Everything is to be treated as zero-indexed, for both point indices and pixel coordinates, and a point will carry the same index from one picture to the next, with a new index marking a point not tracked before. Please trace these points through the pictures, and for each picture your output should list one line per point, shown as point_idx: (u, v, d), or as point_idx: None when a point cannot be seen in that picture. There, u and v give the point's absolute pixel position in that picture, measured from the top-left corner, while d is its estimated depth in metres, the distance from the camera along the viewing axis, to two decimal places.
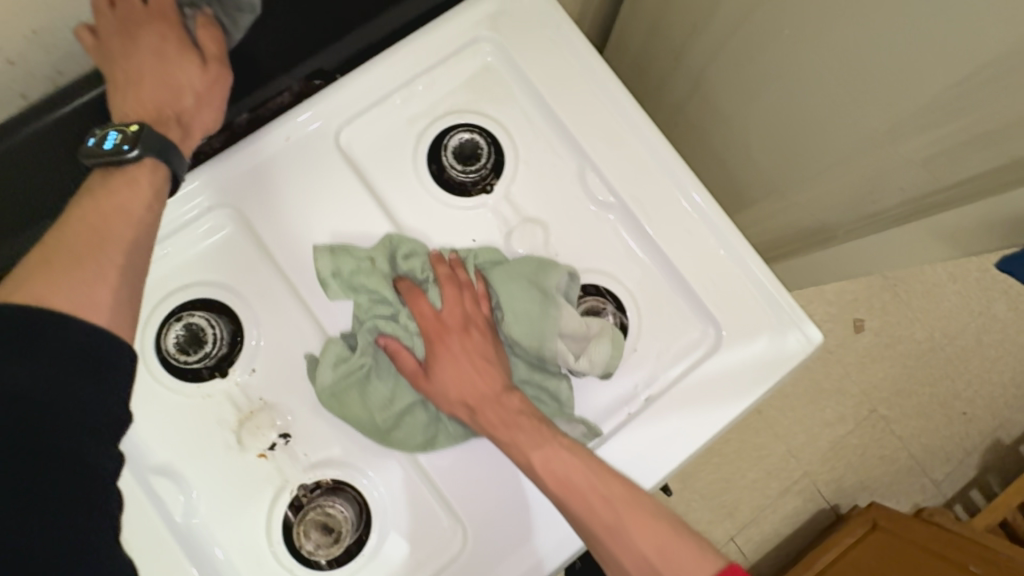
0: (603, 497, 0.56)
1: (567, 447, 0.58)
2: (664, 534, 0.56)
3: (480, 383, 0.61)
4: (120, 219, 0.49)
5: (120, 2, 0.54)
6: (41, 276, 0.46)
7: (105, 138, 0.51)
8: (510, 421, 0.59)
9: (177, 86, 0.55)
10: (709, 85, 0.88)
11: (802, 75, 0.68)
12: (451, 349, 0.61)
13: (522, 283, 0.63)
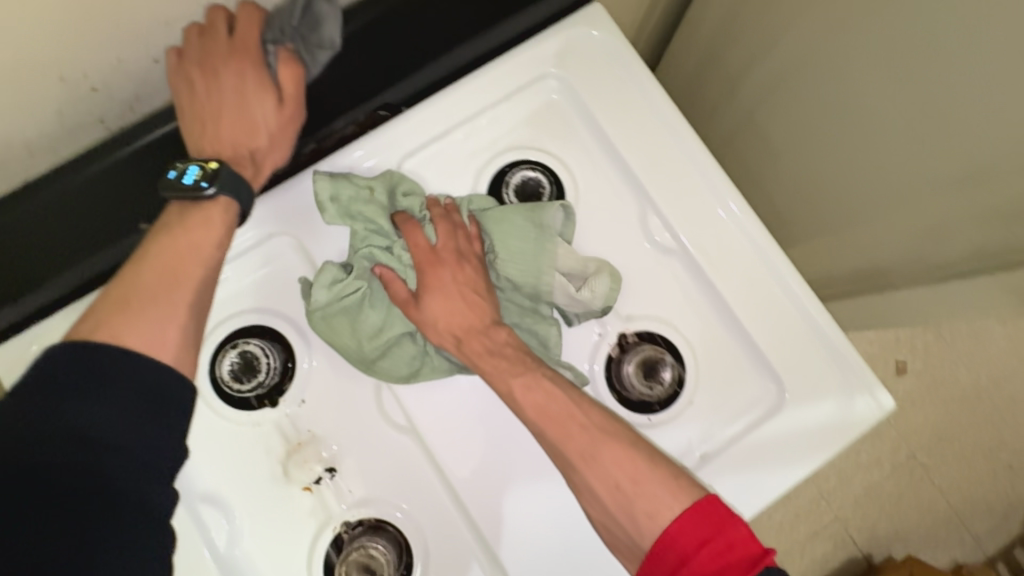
0: (584, 428, 0.55)
1: (549, 377, 0.57)
2: (639, 465, 0.54)
3: (470, 313, 0.59)
4: (192, 257, 0.48)
5: (208, 30, 0.51)
6: (117, 315, 0.45)
7: (185, 171, 0.50)
8: (495, 354, 0.58)
9: (253, 121, 0.52)
10: (762, 119, 0.85)
11: (872, 107, 0.65)
12: (441, 282, 0.59)
13: (521, 219, 0.61)
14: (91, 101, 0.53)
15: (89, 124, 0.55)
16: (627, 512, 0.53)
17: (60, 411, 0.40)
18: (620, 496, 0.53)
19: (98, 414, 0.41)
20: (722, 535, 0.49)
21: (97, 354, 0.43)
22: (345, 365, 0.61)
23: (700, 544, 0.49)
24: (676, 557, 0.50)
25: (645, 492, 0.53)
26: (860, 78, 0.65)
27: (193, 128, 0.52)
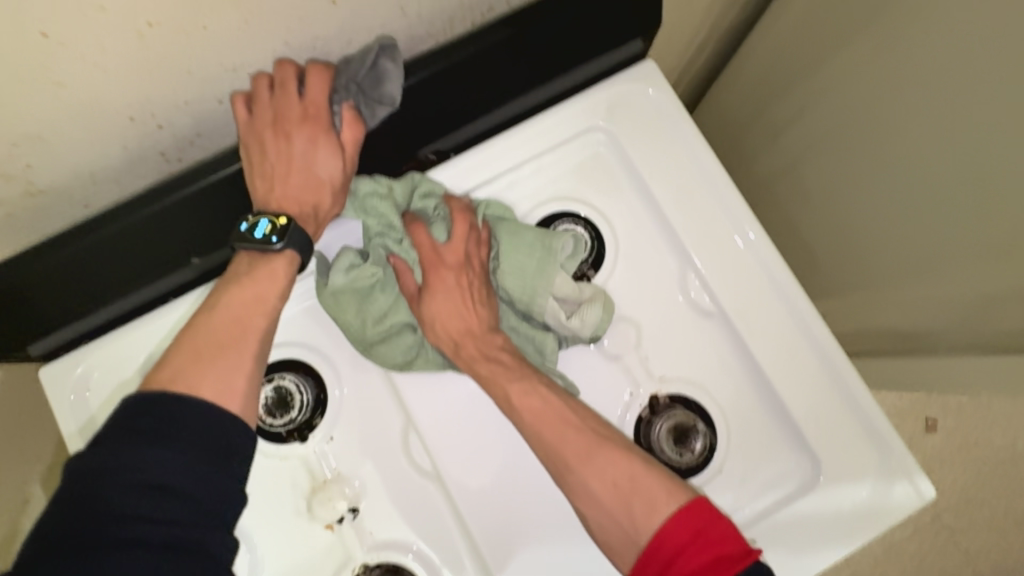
0: (581, 430, 0.56)
1: (545, 387, 0.58)
2: (632, 465, 0.54)
3: (470, 317, 0.60)
4: (260, 309, 0.49)
5: (279, 86, 0.51)
6: (188, 363, 0.46)
7: (256, 225, 0.51)
8: (490, 360, 0.59)
9: (319, 180, 0.53)
10: (804, 171, 0.83)
11: (921, 170, 0.65)
12: (442, 285, 0.59)
13: (528, 236, 0.60)
14: (154, 137, 0.54)
15: (150, 158, 0.56)
16: (626, 508, 0.53)
17: (128, 463, 0.39)
18: (618, 494, 0.53)
19: (164, 460, 0.40)
20: (717, 528, 0.49)
21: (162, 402, 0.42)
22: (375, 404, 0.62)
23: (694, 538, 0.49)
24: (674, 556, 0.49)
25: (643, 493, 0.53)
26: (902, 144, 0.66)
27: (260, 182, 0.53)
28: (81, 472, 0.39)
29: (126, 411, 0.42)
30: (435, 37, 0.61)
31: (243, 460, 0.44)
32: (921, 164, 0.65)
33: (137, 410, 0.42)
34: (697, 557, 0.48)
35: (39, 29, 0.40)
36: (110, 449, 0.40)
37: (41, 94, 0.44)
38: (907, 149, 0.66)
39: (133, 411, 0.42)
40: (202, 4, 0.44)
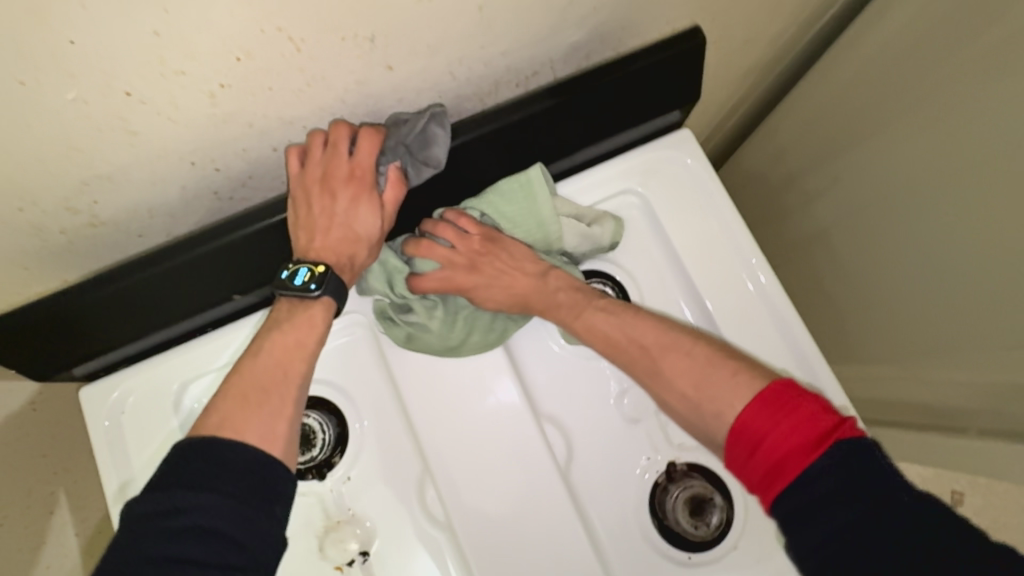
0: (643, 348, 0.59)
1: (607, 311, 0.61)
2: (697, 365, 0.56)
3: (518, 279, 0.63)
4: (298, 354, 0.52)
5: (332, 145, 0.54)
6: (234, 408, 0.48)
7: (296, 272, 0.55)
8: (552, 297, 0.63)
9: (357, 234, 0.57)
10: (842, 238, 0.84)
11: (968, 251, 0.65)
12: (480, 276, 0.63)
13: (511, 192, 0.63)
14: (210, 178, 0.56)
15: (203, 196, 0.58)
16: (697, 413, 0.55)
17: (176, 507, 0.41)
18: (690, 406, 0.55)
19: (208, 504, 0.41)
20: (786, 420, 0.49)
21: (205, 447, 0.44)
22: (394, 449, 0.62)
23: (777, 420, 0.49)
24: (751, 448, 0.50)
25: (717, 373, 0.55)
26: (948, 226, 0.67)
27: (301, 231, 0.56)
28: (134, 516, 0.41)
29: (173, 457, 0.44)
30: (479, 97, 0.63)
31: (282, 502, 0.45)
32: (962, 246, 0.66)
33: (181, 458, 0.44)
34: (775, 451, 0.48)
35: (125, 89, 0.42)
36: (162, 493, 0.42)
37: (116, 142, 0.47)
38: (948, 230, 0.67)
39: (177, 461, 0.44)
40: (270, 69, 0.47)
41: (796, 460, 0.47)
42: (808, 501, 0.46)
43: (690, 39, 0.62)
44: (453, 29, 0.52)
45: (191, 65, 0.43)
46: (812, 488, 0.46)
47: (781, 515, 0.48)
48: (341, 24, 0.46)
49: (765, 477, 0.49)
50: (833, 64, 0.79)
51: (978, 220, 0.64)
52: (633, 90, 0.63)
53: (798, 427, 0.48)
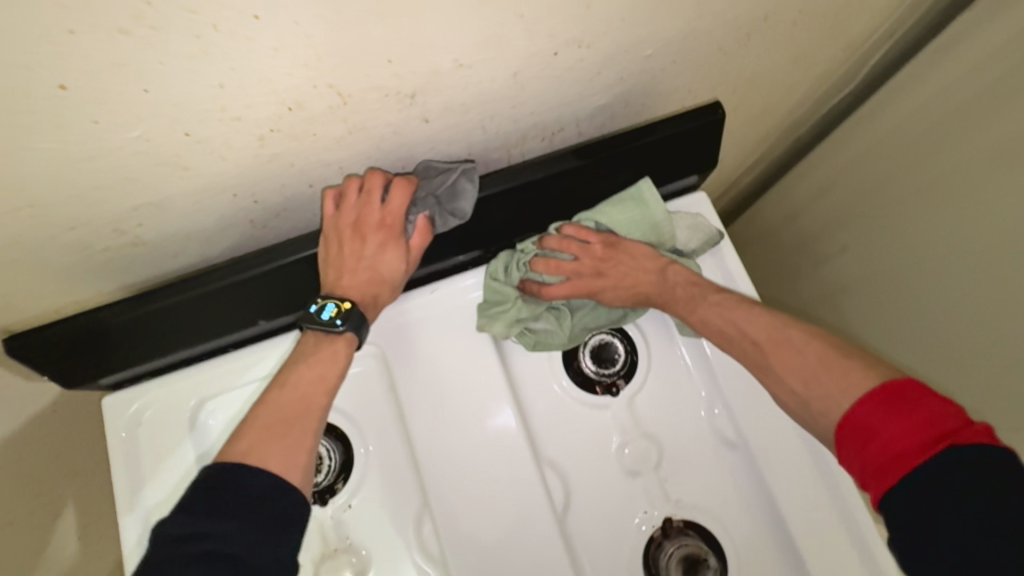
0: (755, 343, 0.59)
1: (718, 305, 0.62)
2: (807, 363, 0.55)
3: (642, 279, 0.66)
4: (320, 388, 0.55)
5: (366, 193, 0.58)
6: (259, 438, 0.51)
7: (323, 307, 0.58)
8: (674, 289, 0.65)
9: (382, 274, 0.61)
10: (854, 302, 0.86)
11: (974, 330, 0.68)
12: (606, 279, 0.66)
13: (625, 206, 0.66)
14: (248, 209, 0.60)
15: (239, 224, 0.61)
16: (803, 405, 0.54)
17: (199, 532, 0.44)
18: (801, 402, 0.54)
19: (230, 529, 0.44)
20: (908, 418, 0.45)
21: (227, 473, 0.48)
22: (396, 481, 0.64)
23: (896, 415, 0.46)
24: (865, 441, 0.47)
25: (831, 374, 0.52)
26: (955, 303, 0.70)
27: (331, 269, 0.60)
28: (161, 539, 0.44)
29: (198, 485, 0.47)
30: (506, 149, 0.66)
31: (297, 530, 0.48)
32: (965, 326, 0.68)
33: (204, 485, 0.47)
34: (892, 444, 0.45)
35: (184, 130, 0.46)
36: (186, 518, 0.45)
37: (169, 174, 0.50)
38: (955, 309, 0.70)
39: (202, 489, 0.47)
40: (316, 119, 0.50)
41: (917, 454, 0.44)
42: (926, 498, 0.43)
43: (710, 114, 0.66)
44: (488, 91, 0.55)
45: (246, 113, 0.47)
46: (933, 489, 0.43)
47: (895, 514, 0.44)
48: (386, 84, 0.49)
49: (879, 475, 0.46)
50: (849, 139, 0.82)
51: (982, 305, 0.66)
52: (655, 156, 0.67)
53: (920, 424, 0.45)
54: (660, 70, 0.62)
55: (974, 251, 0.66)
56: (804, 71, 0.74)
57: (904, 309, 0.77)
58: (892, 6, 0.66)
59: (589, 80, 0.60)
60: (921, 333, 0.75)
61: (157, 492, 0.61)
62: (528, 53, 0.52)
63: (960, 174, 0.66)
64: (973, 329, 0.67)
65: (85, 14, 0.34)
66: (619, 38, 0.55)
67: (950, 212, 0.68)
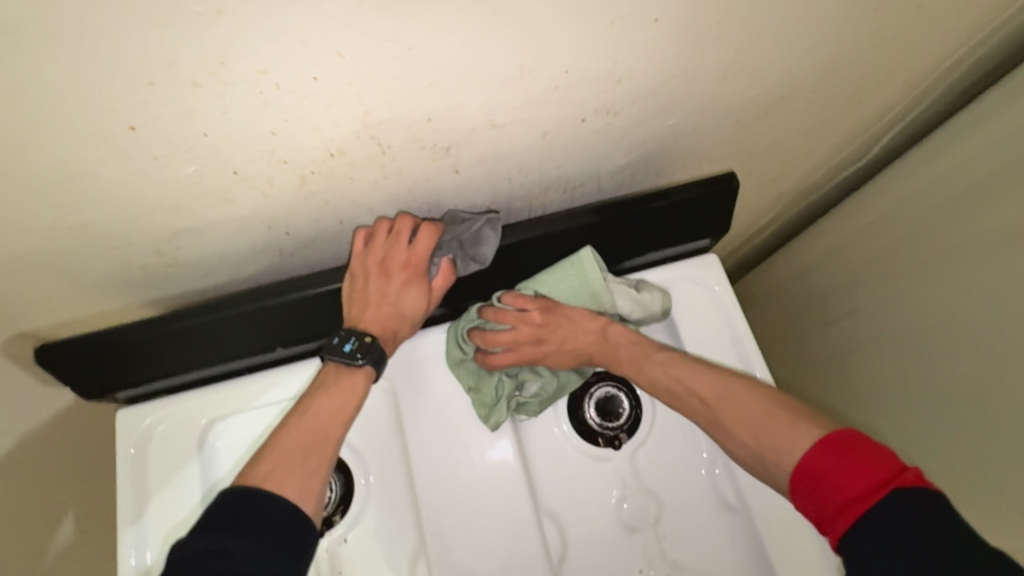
0: (701, 400, 0.61)
1: (661, 360, 0.64)
2: (755, 416, 0.57)
3: (582, 340, 0.67)
4: (338, 418, 0.56)
5: (394, 235, 0.61)
6: (278, 464, 0.52)
7: (346, 340, 0.60)
8: (629, 353, 0.66)
9: (403, 311, 0.63)
10: (853, 365, 0.89)
11: (959, 401, 0.70)
12: (547, 340, 0.67)
13: (555, 269, 0.68)
14: (280, 238, 0.62)
15: (270, 251, 0.64)
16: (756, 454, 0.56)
17: (221, 550, 0.45)
18: (751, 452, 0.56)
19: (248, 550, 0.45)
20: (847, 465, 0.49)
21: (241, 495, 0.49)
22: (393, 518, 0.64)
23: (835, 462, 0.49)
24: (818, 488, 0.50)
25: (779, 427, 0.55)
26: (944, 373, 0.72)
27: (355, 304, 0.62)
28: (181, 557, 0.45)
29: (218, 505, 0.49)
30: (529, 199, 0.70)
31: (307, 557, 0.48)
32: (976, 398, 0.68)
33: (224, 506, 0.48)
34: (841, 489, 0.48)
35: (233, 168, 0.49)
36: (208, 537, 0.45)
37: (214, 205, 0.53)
38: (962, 381, 0.70)
39: (222, 508, 0.48)
40: (355, 164, 0.54)
41: (861, 499, 0.47)
42: (870, 541, 0.46)
43: (727, 181, 0.69)
44: (519, 147, 0.59)
45: (294, 155, 0.50)
46: (879, 528, 0.45)
47: (850, 557, 0.47)
48: (425, 138, 0.53)
49: (835, 519, 0.48)
50: (860, 211, 0.84)
51: (993, 378, 0.66)
52: (671, 218, 0.69)
53: (860, 470, 0.48)
54: (681, 137, 0.66)
55: (988, 324, 0.66)
56: (819, 145, 0.78)
57: (911, 376, 0.77)
58: (904, 93, 0.70)
59: (614, 142, 0.63)
60: (932, 400, 0.74)
61: (160, 511, 0.62)
62: (559, 117, 0.56)
63: (974, 247, 0.67)
64: (979, 402, 0.68)
65: (168, 68, 0.38)
66: (645, 108, 0.59)
67: (963, 284, 0.69)
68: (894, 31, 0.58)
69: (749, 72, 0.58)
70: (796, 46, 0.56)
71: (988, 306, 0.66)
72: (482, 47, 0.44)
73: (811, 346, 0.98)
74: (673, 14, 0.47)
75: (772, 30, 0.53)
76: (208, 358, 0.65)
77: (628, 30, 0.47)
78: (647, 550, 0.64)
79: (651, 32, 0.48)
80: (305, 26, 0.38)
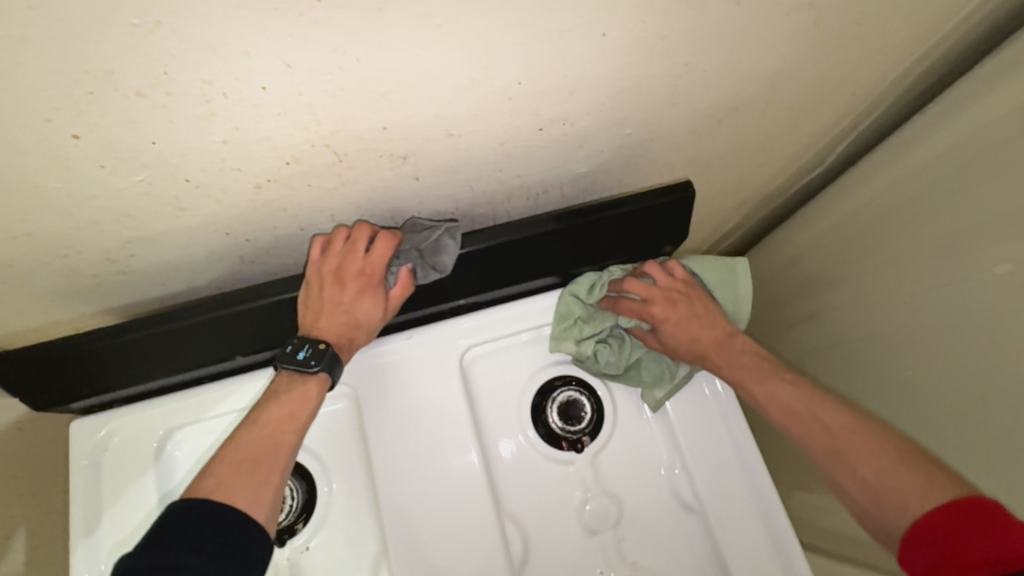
0: (828, 429, 0.60)
1: (788, 382, 0.64)
2: (885, 458, 0.56)
3: (707, 330, 0.69)
4: (290, 425, 0.56)
5: (350, 244, 0.61)
6: (226, 475, 0.52)
7: (299, 348, 0.60)
8: (736, 360, 0.67)
9: (357, 320, 0.63)
10: (819, 364, 0.93)
11: (916, 398, 0.74)
12: (674, 310, 0.69)
13: (717, 267, 0.73)
14: (239, 245, 0.62)
15: (228, 259, 0.64)
16: (874, 500, 0.55)
17: (165, 566, 0.44)
18: (868, 491, 0.55)
19: (194, 563, 0.45)
20: (976, 532, 0.46)
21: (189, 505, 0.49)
22: (357, 524, 0.65)
23: (968, 526, 0.47)
24: (933, 545, 0.49)
25: (903, 478, 0.54)
26: (901, 371, 0.76)
27: (310, 311, 0.62)
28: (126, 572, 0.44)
29: (164, 520, 0.48)
30: (492, 205, 0.70)
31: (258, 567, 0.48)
32: (939, 393, 0.71)
33: (171, 520, 0.48)
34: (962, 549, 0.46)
35: (184, 177, 0.49)
36: (154, 552, 0.45)
37: (166, 213, 0.53)
38: (917, 380, 0.74)
39: (169, 523, 0.48)
40: (311, 172, 0.54)
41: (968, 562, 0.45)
42: None
43: (683, 189, 0.70)
44: (476, 156, 0.59)
45: (245, 164, 0.50)
46: None
47: None
48: (380, 147, 0.53)
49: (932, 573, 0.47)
50: (817, 217, 0.87)
51: (944, 375, 0.70)
52: (629, 226, 0.71)
53: (989, 538, 0.45)
54: (639, 147, 0.67)
55: (936, 325, 0.70)
56: (775, 153, 0.80)
57: (877, 373, 0.80)
58: (851, 105, 0.73)
59: (573, 151, 0.64)
60: (893, 397, 0.78)
61: (113, 523, 0.61)
62: (516, 127, 0.57)
63: (928, 248, 0.70)
64: (934, 398, 0.71)
65: (105, 79, 0.38)
66: (601, 118, 0.60)
67: (920, 284, 0.72)
68: (836, 46, 0.60)
69: (700, 84, 0.60)
70: (742, 60, 0.58)
71: (943, 305, 0.69)
72: (431, 59, 0.45)
73: (783, 348, 1.01)
74: (619, 28, 0.48)
75: (719, 43, 0.54)
76: (162, 368, 0.64)
77: (576, 43, 0.48)
78: (608, 552, 0.65)
79: (598, 46, 0.49)
80: (246, 39, 0.38)
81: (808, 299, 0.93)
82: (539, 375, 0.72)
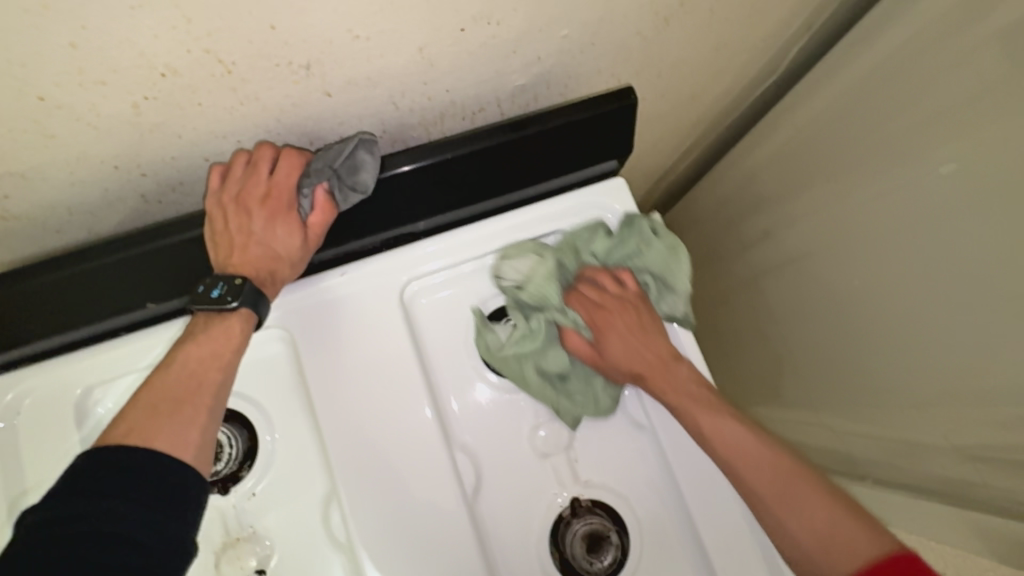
0: (776, 476, 0.59)
1: (738, 421, 0.62)
2: (841, 517, 0.55)
3: (650, 354, 0.66)
4: (214, 364, 0.53)
5: (250, 170, 0.55)
6: (144, 419, 0.49)
7: (214, 286, 0.56)
8: (680, 388, 0.65)
9: (277, 252, 0.59)
10: (769, 281, 0.93)
11: (866, 304, 0.75)
12: (623, 317, 0.67)
13: (659, 254, 0.70)
14: (136, 181, 0.55)
15: (129, 198, 0.57)
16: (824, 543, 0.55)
17: (80, 513, 0.42)
18: (812, 539, 0.55)
19: (116, 504, 0.43)
20: None
21: (104, 459, 0.45)
22: (302, 464, 0.63)
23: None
24: None
25: (848, 541, 0.54)
26: (849, 277, 0.76)
27: (219, 246, 0.57)
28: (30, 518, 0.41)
29: (76, 465, 0.45)
30: (424, 126, 0.64)
31: (194, 508, 0.46)
32: (882, 297, 0.72)
33: (83, 466, 0.44)
34: None
35: (37, 93, 0.42)
36: (72, 499, 0.42)
37: (32, 143, 0.46)
38: (866, 287, 0.74)
39: (76, 470, 0.44)
40: (197, 87, 0.47)
41: None
42: None
43: (622, 97, 0.66)
44: (394, 64, 0.53)
45: (111, 77, 0.43)
46: None
47: None
48: (276, 54, 0.46)
49: None
50: (770, 132, 0.84)
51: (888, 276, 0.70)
52: (567, 138, 0.66)
53: None
54: (578, 52, 0.62)
55: (885, 229, 0.69)
56: (727, 61, 0.75)
57: (826, 283, 0.81)
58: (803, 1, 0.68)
59: (504, 58, 0.58)
60: (839, 305, 0.79)
61: (30, 479, 0.57)
62: (431, 26, 0.50)
63: (875, 152, 0.68)
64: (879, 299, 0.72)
65: None
66: (529, 15, 0.53)
67: (870, 193, 0.71)
68: None
69: None
70: None
71: (891, 208, 0.68)
72: None
73: (738, 267, 1.01)
74: None
75: None
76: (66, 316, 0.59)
77: None
78: (564, 472, 0.66)
79: None
80: None
81: (761, 217, 0.91)
82: (491, 302, 0.69)
